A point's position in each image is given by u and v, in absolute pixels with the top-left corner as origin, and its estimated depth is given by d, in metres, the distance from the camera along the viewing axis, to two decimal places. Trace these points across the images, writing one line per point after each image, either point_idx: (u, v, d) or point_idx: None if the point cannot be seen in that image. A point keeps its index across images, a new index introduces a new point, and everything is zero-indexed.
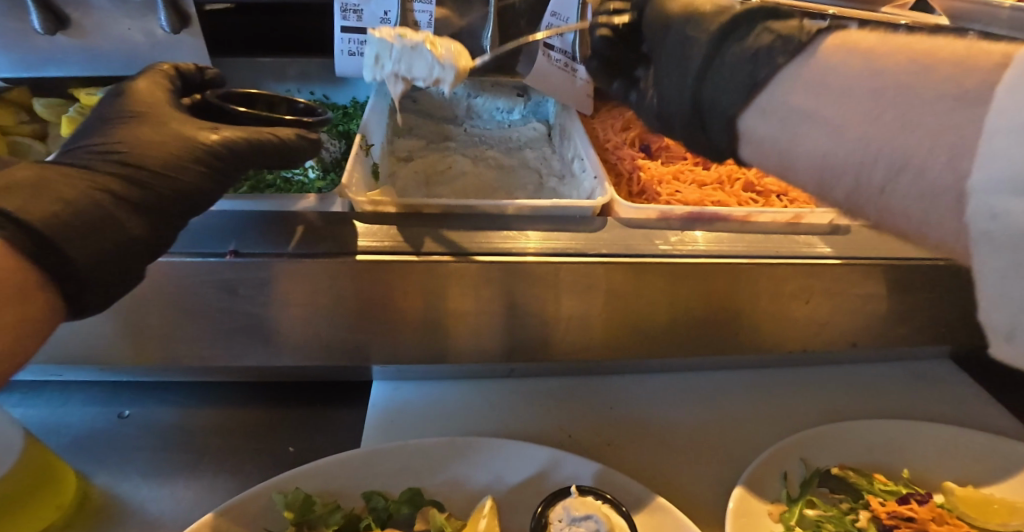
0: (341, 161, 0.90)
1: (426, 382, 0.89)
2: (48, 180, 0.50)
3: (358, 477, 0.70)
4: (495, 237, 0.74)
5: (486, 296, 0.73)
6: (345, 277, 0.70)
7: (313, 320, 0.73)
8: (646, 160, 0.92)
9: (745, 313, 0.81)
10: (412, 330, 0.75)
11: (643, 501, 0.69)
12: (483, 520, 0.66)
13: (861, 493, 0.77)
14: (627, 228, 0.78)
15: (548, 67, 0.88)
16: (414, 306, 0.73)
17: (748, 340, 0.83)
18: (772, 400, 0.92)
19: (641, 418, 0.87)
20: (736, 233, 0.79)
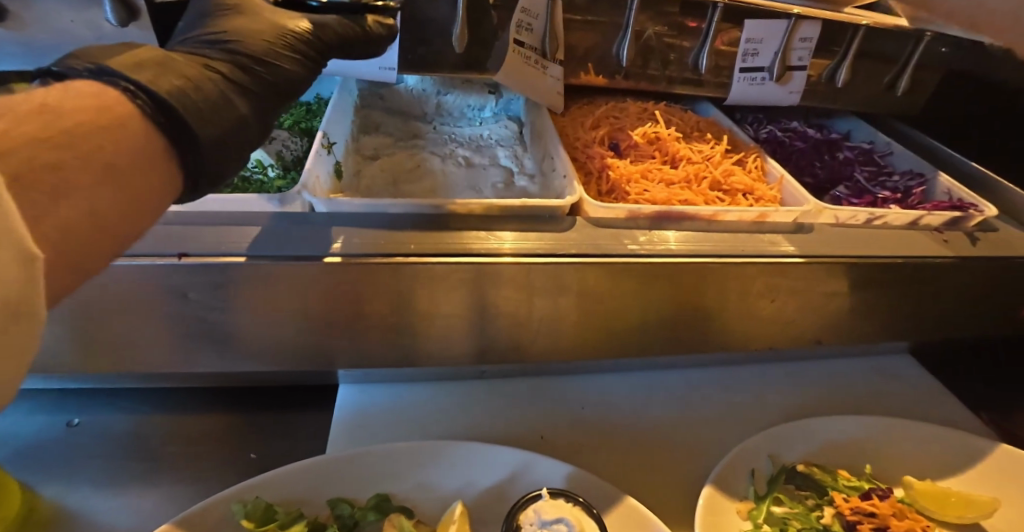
0: (303, 159, 0.89)
1: (394, 385, 0.87)
2: (175, 60, 0.47)
3: (323, 483, 0.68)
4: (463, 237, 0.73)
5: (454, 298, 0.72)
6: (307, 279, 0.68)
7: (275, 324, 0.71)
8: (616, 158, 0.91)
9: (713, 314, 0.81)
10: (378, 333, 0.74)
11: (614, 499, 0.69)
12: (454, 524, 0.64)
13: (827, 487, 0.78)
14: (595, 228, 0.78)
15: (519, 64, 0.87)
16: (381, 308, 0.71)
17: (716, 340, 0.84)
18: (740, 398, 0.93)
19: (612, 418, 0.87)
20: (705, 233, 0.80)
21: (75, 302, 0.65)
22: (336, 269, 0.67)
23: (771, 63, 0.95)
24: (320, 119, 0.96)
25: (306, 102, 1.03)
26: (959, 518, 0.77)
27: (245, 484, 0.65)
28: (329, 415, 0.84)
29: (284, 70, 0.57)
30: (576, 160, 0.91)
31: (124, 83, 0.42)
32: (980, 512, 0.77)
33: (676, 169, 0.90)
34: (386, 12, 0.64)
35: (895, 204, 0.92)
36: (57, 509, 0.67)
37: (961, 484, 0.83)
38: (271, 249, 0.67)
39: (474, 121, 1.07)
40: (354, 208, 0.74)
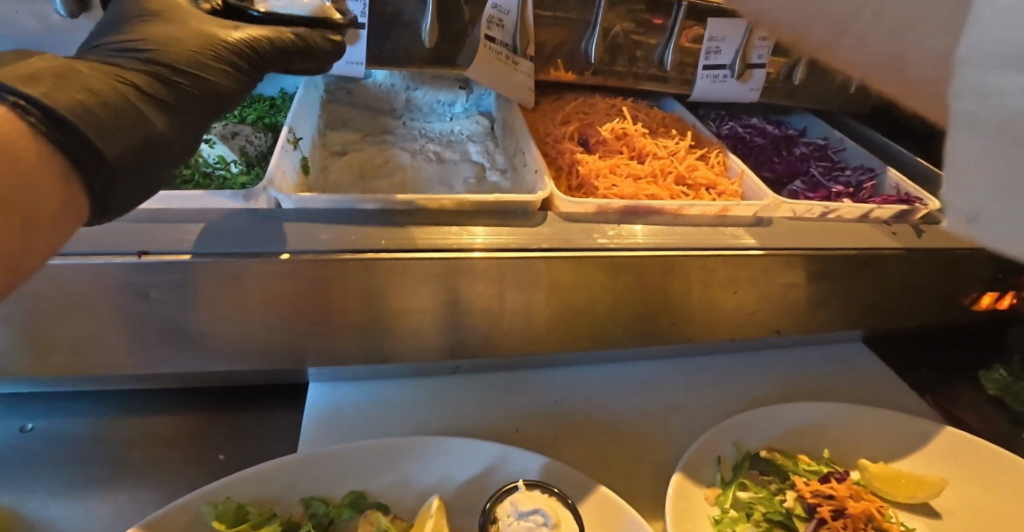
0: (268, 155, 0.87)
1: (367, 382, 0.87)
2: (80, 73, 0.46)
3: (295, 483, 0.67)
4: (435, 233, 0.73)
5: (425, 293, 0.72)
6: (276, 277, 0.67)
7: (243, 322, 0.69)
8: (585, 154, 0.92)
9: (680, 306, 0.83)
10: (348, 332, 0.73)
11: (588, 489, 0.71)
12: (430, 520, 0.64)
13: (786, 473, 0.81)
14: (566, 223, 0.79)
15: (490, 59, 0.87)
16: (352, 305, 0.71)
17: (683, 332, 0.86)
18: (706, 387, 0.96)
19: (585, 410, 0.88)
20: (672, 227, 0.82)
21: (29, 302, 0.63)
22: (306, 266, 0.66)
23: (732, 61, 0.98)
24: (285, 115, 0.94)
25: (270, 97, 1.02)
26: (908, 498, 0.81)
27: (215, 485, 0.64)
28: (301, 413, 0.82)
29: (211, 82, 0.56)
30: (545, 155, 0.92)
31: (13, 98, 0.40)
32: (927, 493, 0.81)
33: (643, 165, 0.92)
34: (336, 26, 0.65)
35: (848, 198, 0.97)
36: (13, 515, 0.65)
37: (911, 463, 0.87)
38: (241, 246, 0.66)
39: (443, 117, 1.07)
40: (322, 204, 0.73)
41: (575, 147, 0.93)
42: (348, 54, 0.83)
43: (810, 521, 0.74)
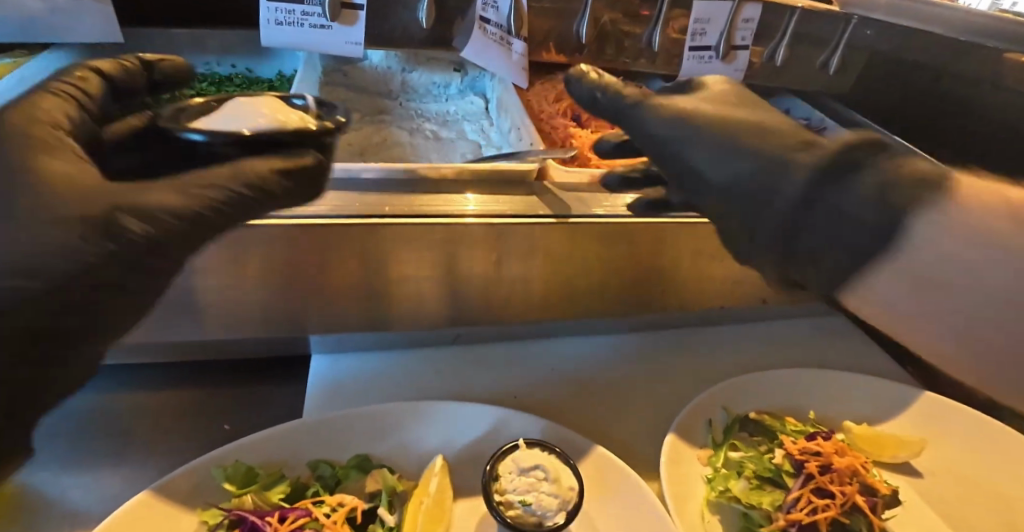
0: None
1: (366, 353, 0.89)
2: None
3: (304, 447, 0.68)
4: (434, 201, 0.74)
5: (427, 258, 0.74)
6: (278, 243, 0.67)
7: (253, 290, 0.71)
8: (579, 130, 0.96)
9: (672, 274, 0.86)
10: (352, 297, 0.75)
11: (584, 451, 0.73)
12: (435, 479, 0.66)
13: (775, 435, 0.84)
14: (563, 193, 0.80)
15: (484, 40, 0.90)
16: (353, 271, 0.72)
17: (674, 299, 0.89)
18: (696, 356, 0.99)
19: (582, 376, 0.91)
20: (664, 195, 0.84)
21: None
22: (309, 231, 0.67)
23: (716, 42, 1.00)
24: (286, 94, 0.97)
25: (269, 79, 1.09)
26: (890, 457, 0.85)
27: (222, 449, 0.65)
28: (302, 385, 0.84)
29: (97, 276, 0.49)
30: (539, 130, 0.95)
31: None
32: (909, 449, 0.85)
33: None
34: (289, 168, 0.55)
35: None
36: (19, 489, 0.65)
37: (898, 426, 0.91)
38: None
39: (437, 98, 1.14)
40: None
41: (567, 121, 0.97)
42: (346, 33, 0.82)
43: (799, 477, 0.77)
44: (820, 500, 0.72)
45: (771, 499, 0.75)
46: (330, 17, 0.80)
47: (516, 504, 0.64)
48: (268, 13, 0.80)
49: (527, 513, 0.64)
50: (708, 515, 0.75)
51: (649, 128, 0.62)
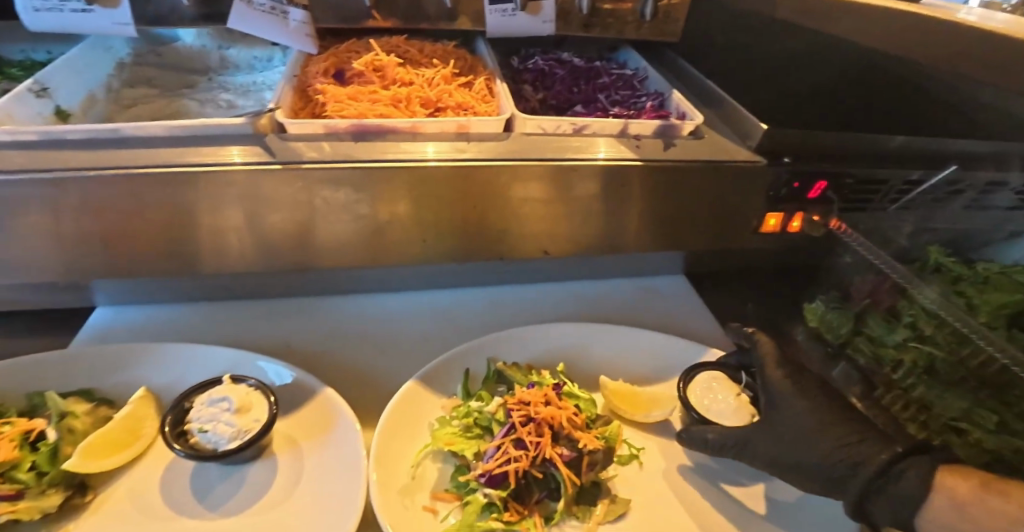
0: (191, 83, 0.75)
1: (181, 306, 0.69)
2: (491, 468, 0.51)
3: (40, 376, 0.54)
4: (390, 146, 0.61)
5: (215, 205, 0.57)
6: (200, 185, 0.55)
7: (22, 246, 0.56)
8: (577, 64, 0.83)
9: (727, 215, 0.69)
10: (180, 265, 0.61)
11: (312, 393, 0.57)
12: (422, 476, 0.55)
13: (528, 380, 0.59)
14: (540, 133, 0.66)
15: (507, 25, 0.77)
16: (185, 241, 0.59)
17: (736, 241, 0.72)
18: (787, 323, 0.75)
19: (369, 330, 0.69)
20: (656, 135, 0.68)
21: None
22: (252, 177, 0.56)
23: None
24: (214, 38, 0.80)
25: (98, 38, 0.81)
26: (645, 417, 0.59)
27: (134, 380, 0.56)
28: (32, 343, 0.64)
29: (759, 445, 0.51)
30: (447, 66, 0.72)
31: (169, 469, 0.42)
32: (667, 409, 0.59)
33: (642, 77, 0.80)
34: (732, 412, 0.55)
35: (928, 89, 0.74)
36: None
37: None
38: (8, 167, 0.52)
39: (255, 73, 0.78)
40: (163, 132, 0.57)
41: (548, 70, 0.81)
42: (108, 14, 0.63)
43: (502, 427, 0.54)
44: (510, 453, 0.51)
45: (467, 450, 0.54)
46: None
47: (192, 433, 0.49)
48: (26, 0, 0.61)
49: (205, 444, 0.48)
50: (420, 465, 0.55)
51: (701, 395, 0.57)
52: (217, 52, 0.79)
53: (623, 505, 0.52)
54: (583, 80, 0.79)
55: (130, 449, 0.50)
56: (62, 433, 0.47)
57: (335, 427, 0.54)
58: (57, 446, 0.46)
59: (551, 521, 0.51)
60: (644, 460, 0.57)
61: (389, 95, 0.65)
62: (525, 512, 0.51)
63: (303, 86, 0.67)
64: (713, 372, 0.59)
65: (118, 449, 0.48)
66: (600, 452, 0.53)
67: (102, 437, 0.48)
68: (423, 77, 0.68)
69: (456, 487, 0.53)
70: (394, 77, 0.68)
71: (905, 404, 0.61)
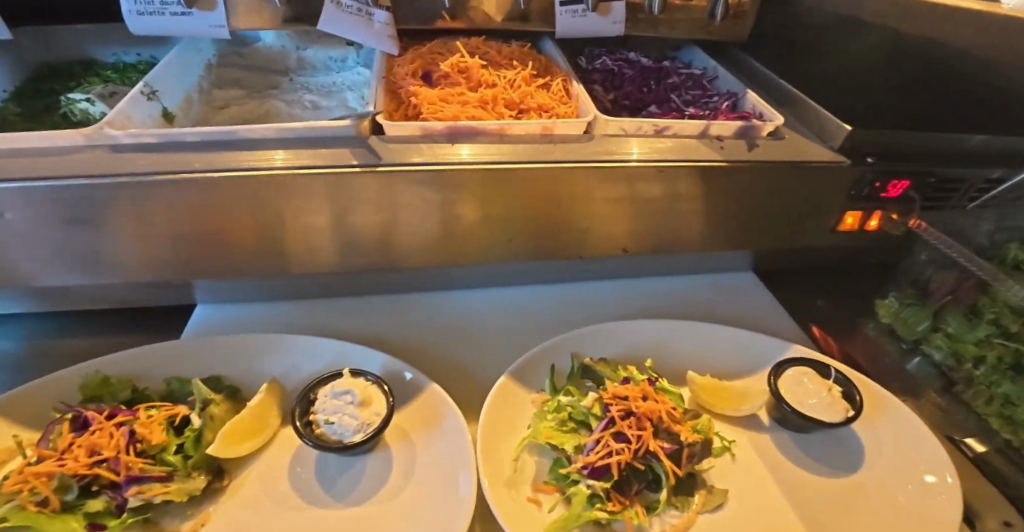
0: (276, 85, 0.77)
1: (271, 303, 0.71)
2: (596, 459, 0.52)
3: (177, 364, 0.58)
4: (483, 149, 0.63)
5: (322, 206, 0.59)
6: (306, 189, 0.57)
7: (137, 244, 0.59)
8: (646, 64, 0.83)
9: (803, 214, 0.70)
10: (277, 262, 0.63)
11: (418, 388, 0.59)
12: (524, 468, 0.56)
13: (618, 375, 0.61)
14: (624, 134, 0.67)
15: (577, 27, 0.78)
16: (287, 239, 0.62)
17: (810, 239, 0.73)
18: (856, 321, 0.77)
19: (452, 327, 0.71)
20: (736, 136, 0.69)
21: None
22: (356, 178, 0.58)
23: None
24: (293, 40, 0.81)
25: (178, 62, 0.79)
26: (734, 411, 0.60)
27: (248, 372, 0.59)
28: (137, 337, 0.67)
29: None
30: (526, 67, 0.73)
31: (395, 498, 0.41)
32: (758, 403, 0.60)
33: (712, 77, 0.81)
34: (824, 403, 0.56)
35: None
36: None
37: (874, 429, 0.59)
38: (132, 169, 0.54)
39: (332, 73, 0.80)
40: (273, 134, 0.58)
41: (618, 70, 0.81)
42: (205, 17, 0.65)
43: (600, 421, 0.55)
44: (612, 447, 0.53)
45: (567, 443, 0.55)
46: (186, 3, 0.63)
47: (318, 424, 0.51)
48: (131, 4, 0.63)
49: (330, 435, 0.51)
50: (520, 458, 0.57)
51: (794, 390, 0.58)
52: (298, 57, 0.81)
53: (720, 496, 0.53)
54: (653, 80, 0.80)
55: (261, 436, 0.53)
56: (206, 420, 0.51)
57: (446, 420, 0.56)
58: (201, 432, 0.50)
59: (650, 511, 0.52)
60: (736, 452, 0.58)
61: (476, 97, 0.67)
62: (627, 502, 0.52)
63: (393, 88, 0.68)
64: (802, 367, 0.60)
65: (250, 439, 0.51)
66: (698, 444, 0.55)
67: (237, 426, 0.51)
68: (505, 79, 0.70)
69: (555, 479, 0.54)
70: (479, 79, 0.69)
71: (987, 399, 0.62)
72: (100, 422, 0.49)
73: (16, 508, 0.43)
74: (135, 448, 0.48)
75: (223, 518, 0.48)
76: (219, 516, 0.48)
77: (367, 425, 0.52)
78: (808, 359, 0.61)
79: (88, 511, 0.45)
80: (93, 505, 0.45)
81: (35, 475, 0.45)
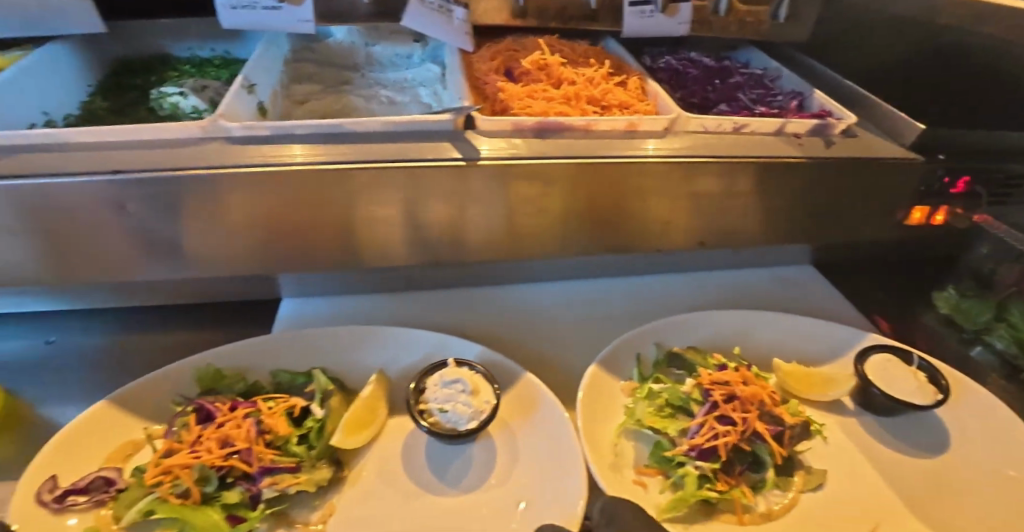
0: (349, 81, 0.77)
1: (353, 297, 0.72)
2: (706, 442, 0.54)
3: (276, 356, 0.59)
4: (575, 144, 0.64)
5: (423, 199, 0.61)
6: (410, 183, 0.59)
7: (241, 235, 0.59)
8: (708, 63, 0.85)
9: (872, 210, 0.73)
10: (372, 254, 0.64)
11: (513, 377, 0.60)
12: (625, 452, 0.58)
13: (709, 362, 0.63)
14: (704, 130, 0.69)
15: (643, 26, 0.79)
16: (384, 231, 0.62)
17: (876, 235, 0.75)
18: (915, 313, 0.79)
19: (532, 319, 0.72)
20: (812, 133, 0.71)
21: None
22: (458, 172, 0.59)
23: None
24: (362, 36, 0.82)
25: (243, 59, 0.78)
26: (821, 396, 0.62)
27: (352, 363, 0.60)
28: (225, 331, 0.67)
29: None
30: (603, 66, 0.74)
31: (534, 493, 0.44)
32: (844, 388, 0.62)
33: (773, 77, 0.83)
34: (913, 388, 0.60)
35: None
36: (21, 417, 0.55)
37: (955, 415, 0.61)
38: (247, 160, 0.55)
39: (401, 71, 0.81)
40: (377, 128, 0.60)
41: (682, 70, 0.83)
42: (294, 11, 0.65)
43: (702, 406, 0.57)
44: (717, 429, 0.54)
45: (670, 427, 0.57)
46: None
47: (433, 413, 0.52)
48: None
49: (444, 423, 0.52)
50: (619, 443, 0.58)
51: (882, 375, 0.61)
52: (367, 53, 0.82)
53: (820, 476, 0.56)
54: (717, 79, 0.82)
55: (374, 425, 0.54)
56: (327, 411, 0.53)
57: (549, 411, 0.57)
58: (323, 423, 0.52)
59: (756, 491, 0.54)
60: (827, 435, 0.60)
61: (561, 94, 0.68)
62: (733, 483, 0.54)
63: (476, 85, 0.70)
64: (885, 354, 0.63)
65: (367, 428, 0.53)
66: (798, 427, 0.57)
67: (353, 416, 0.53)
68: (585, 77, 0.71)
69: (658, 462, 0.56)
70: (559, 76, 0.70)
71: None
72: (224, 414, 0.50)
73: (159, 501, 0.45)
74: (264, 439, 0.49)
75: (349, 505, 0.49)
76: (344, 504, 0.49)
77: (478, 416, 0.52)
78: (888, 347, 0.65)
79: (227, 502, 0.46)
80: (230, 497, 0.46)
81: (174, 468, 0.46)
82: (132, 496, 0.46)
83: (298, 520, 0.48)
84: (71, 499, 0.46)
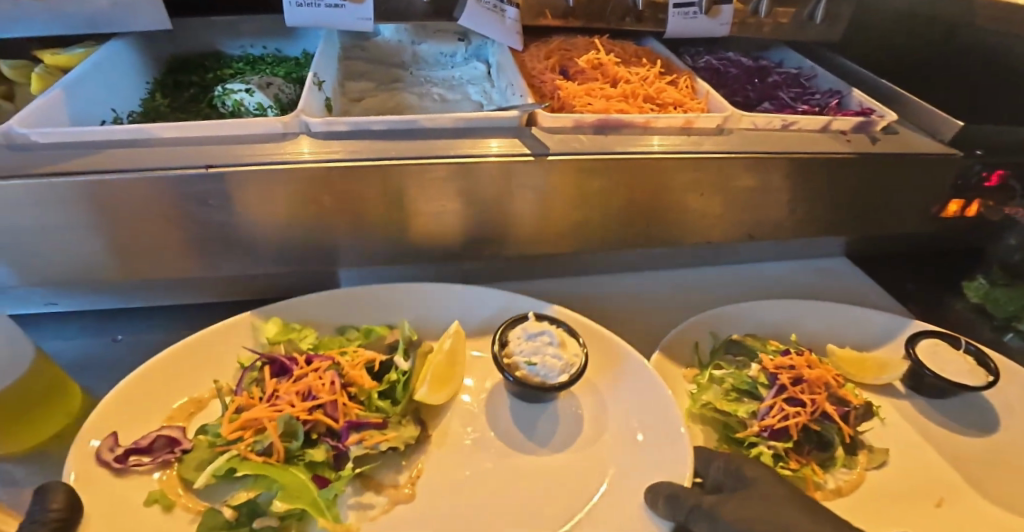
0: (401, 79, 0.78)
1: None
2: (777, 423, 0.56)
3: (341, 311, 0.60)
4: (636, 141, 0.65)
5: (492, 194, 0.61)
6: (480, 178, 0.60)
7: (313, 231, 0.60)
8: (745, 63, 0.87)
9: (912, 205, 0.75)
10: (438, 248, 0.65)
11: (595, 333, 0.61)
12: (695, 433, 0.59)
13: (768, 349, 0.65)
14: (754, 127, 0.71)
15: (685, 27, 0.80)
16: (452, 223, 0.63)
17: (913, 228, 0.78)
18: (950, 304, 0.82)
19: (587, 312, 0.74)
20: (855, 131, 0.74)
21: (41, 196, 0.50)
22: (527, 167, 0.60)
23: None
24: (410, 36, 0.83)
25: (294, 59, 0.79)
26: (875, 380, 0.65)
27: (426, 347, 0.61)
28: None
29: None
30: (654, 66, 0.77)
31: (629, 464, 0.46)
32: (897, 372, 0.65)
33: (810, 76, 0.85)
34: (962, 370, 0.63)
35: None
36: None
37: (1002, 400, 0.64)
38: (328, 154, 0.57)
39: (446, 69, 0.82)
40: (448, 124, 0.62)
41: (722, 68, 0.85)
42: (355, 9, 0.65)
43: (770, 389, 0.59)
44: (788, 410, 0.56)
45: (739, 410, 0.59)
46: None
47: (521, 365, 0.53)
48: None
49: (534, 375, 0.53)
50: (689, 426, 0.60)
51: (932, 357, 0.64)
52: (415, 52, 0.83)
53: (882, 454, 0.58)
54: (756, 78, 0.84)
55: (455, 381, 0.55)
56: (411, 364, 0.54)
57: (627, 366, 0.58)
58: (409, 376, 0.53)
59: (825, 469, 0.56)
60: (883, 418, 0.63)
61: (618, 92, 0.71)
62: (803, 461, 0.56)
63: (532, 82, 0.72)
64: (933, 340, 0.66)
65: (450, 380, 0.54)
66: (861, 408, 0.59)
67: (438, 370, 0.54)
68: (638, 76, 0.74)
69: (729, 444, 0.58)
70: (614, 76, 0.74)
71: None
72: (302, 368, 0.51)
73: (240, 457, 0.45)
74: (347, 392, 0.51)
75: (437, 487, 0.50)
76: (433, 464, 0.50)
77: (566, 368, 0.53)
78: (934, 333, 0.68)
79: (314, 459, 0.46)
80: (316, 454, 0.47)
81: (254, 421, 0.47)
82: (207, 449, 0.47)
83: (387, 481, 0.49)
84: (135, 459, 0.46)
